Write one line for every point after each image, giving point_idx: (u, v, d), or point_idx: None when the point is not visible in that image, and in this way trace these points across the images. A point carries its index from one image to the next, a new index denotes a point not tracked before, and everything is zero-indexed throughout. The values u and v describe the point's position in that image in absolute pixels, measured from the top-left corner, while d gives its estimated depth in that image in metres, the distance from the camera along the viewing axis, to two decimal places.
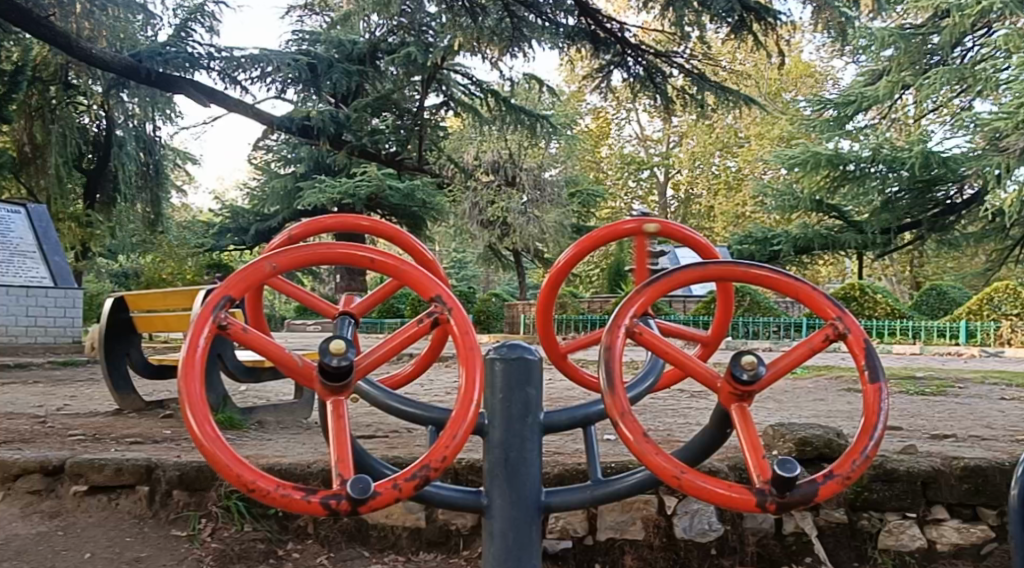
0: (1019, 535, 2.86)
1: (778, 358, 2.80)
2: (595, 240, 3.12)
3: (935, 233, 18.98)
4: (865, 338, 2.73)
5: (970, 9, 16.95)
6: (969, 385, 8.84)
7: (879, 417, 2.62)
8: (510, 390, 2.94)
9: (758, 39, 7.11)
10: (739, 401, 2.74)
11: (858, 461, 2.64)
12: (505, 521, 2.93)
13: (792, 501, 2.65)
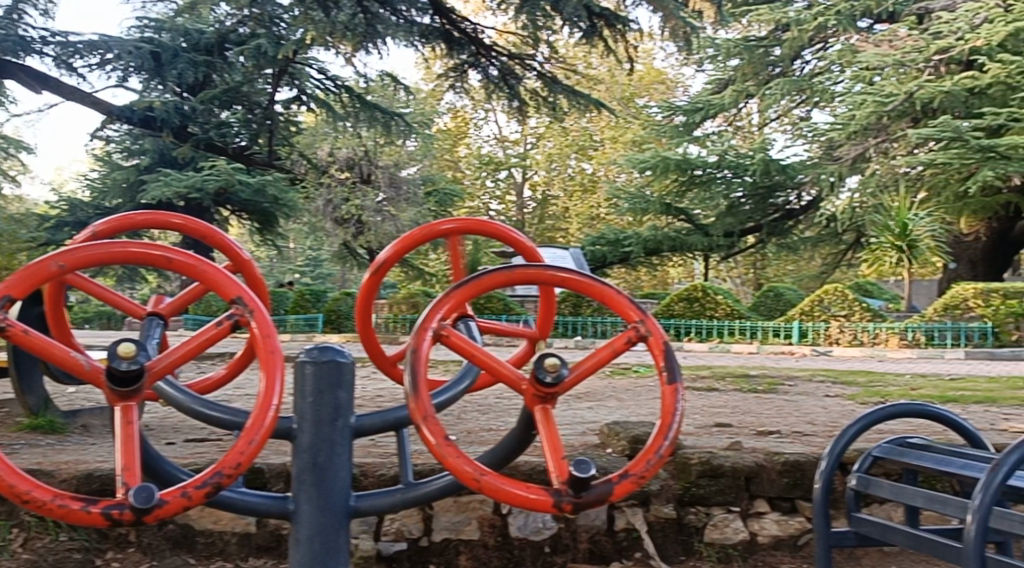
0: (821, 527, 2.98)
1: (582, 361, 2.81)
2: (414, 237, 3.08)
3: (775, 237, 20.15)
4: (665, 341, 2.74)
5: (808, 24, 17.97)
6: (798, 383, 9.26)
7: (673, 417, 2.64)
8: (319, 393, 2.88)
9: (608, 46, 7.35)
10: (542, 403, 2.73)
11: (651, 461, 2.66)
12: (312, 526, 2.88)
13: (588, 501, 2.64)
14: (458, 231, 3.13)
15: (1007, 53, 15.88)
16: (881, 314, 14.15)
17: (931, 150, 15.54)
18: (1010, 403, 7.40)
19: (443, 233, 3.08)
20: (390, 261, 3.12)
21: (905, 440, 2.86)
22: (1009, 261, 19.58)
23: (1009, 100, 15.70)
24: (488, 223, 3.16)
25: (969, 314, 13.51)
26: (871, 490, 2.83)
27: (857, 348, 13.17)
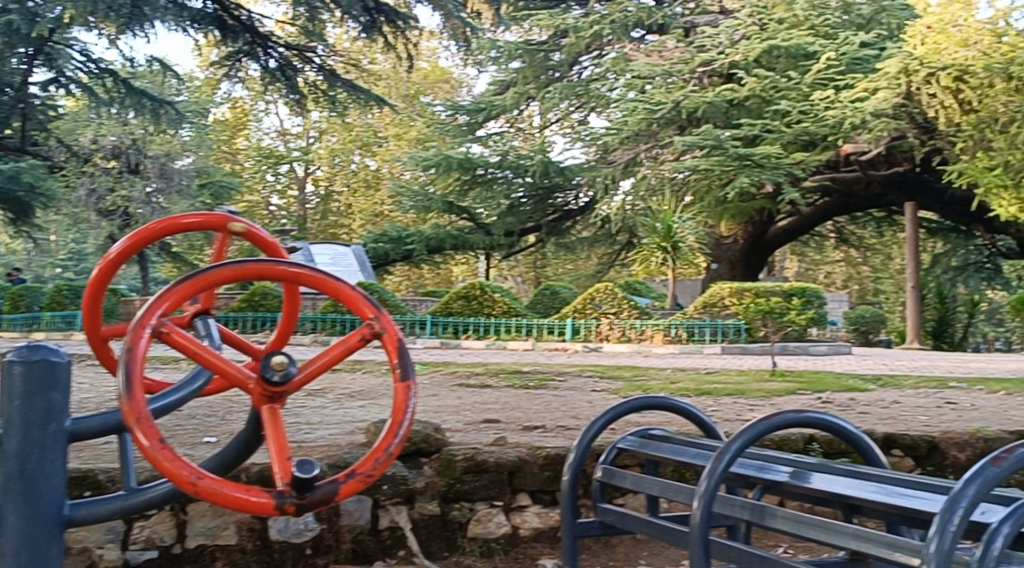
0: (568, 518, 3.06)
1: (315, 360, 2.68)
2: (149, 231, 2.92)
3: (553, 237, 20.79)
4: (399, 337, 2.61)
5: (585, 32, 18.61)
6: (568, 379, 9.54)
7: (403, 416, 2.54)
8: (28, 396, 2.59)
9: (388, 42, 7.30)
10: (269, 403, 2.59)
11: (380, 459, 2.55)
12: (17, 539, 2.60)
13: (313, 502, 2.51)
14: (199, 226, 2.98)
15: (762, 68, 17.05)
16: (646, 312, 14.78)
17: (694, 157, 16.35)
18: (758, 395, 7.93)
19: (180, 227, 2.94)
20: (123, 255, 2.96)
21: (647, 433, 3.00)
22: (763, 263, 20.97)
23: (763, 112, 16.79)
24: (232, 219, 3.04)
25: (724, 312, 14.33)
26: (615, 480, 2.92)
27: (624, 345, 13.77)
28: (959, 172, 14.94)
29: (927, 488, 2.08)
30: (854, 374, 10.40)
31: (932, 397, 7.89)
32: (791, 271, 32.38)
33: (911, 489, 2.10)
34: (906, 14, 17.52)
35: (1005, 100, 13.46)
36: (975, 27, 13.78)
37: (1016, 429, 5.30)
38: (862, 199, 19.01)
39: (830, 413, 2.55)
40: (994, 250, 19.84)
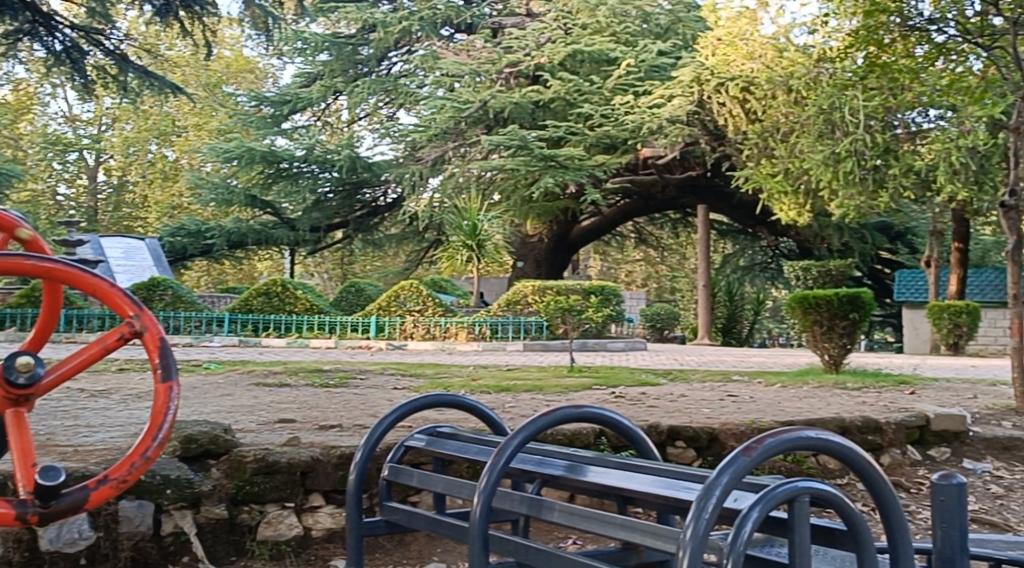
0: (354, 518, 3.03)
1: (67, 360, 2.54)
2: None
3: (360, 233, 20.59)
4: (162, 335, 2.50)
5: (394, 28, 18.55)
6: (368, 376, 9.48)
7: (161, 419, 2.43)
8: None
9: (184, 28, 7.02)
10: (15, 407, 2.46)
11: (136, 464, 2.43)
12: None
13: (57, 512, 2.38)
14: None
15: (566, 72, 17.48)
16: (450, 309, 14.83)
17: (501, 157, 16.56)
18: (555, 390, 8.11)
19: None
20: None
21: (435, 431, 3.01)
22: (566, 262, 21.46)
23: (568, 114, 17.25)
24: None
25: (528, 309, 14.63)
26: (402, 478, 2.92)
27: (429, 343, 13.83)
28: (746, 177, 15.76)
29: (690, 482, 2.18)
30: (647, 368, 10.81)
31: (717, 390, 8.31)
32: (593, 269, 33.25)
33: (674, 481, 2.20)
34: (699, 26, 18.40)
35: (786, 112, 14.34)
36: (759, 42, 14.57)
37: (789, 419, 5.67)
38: (658, 201, 19.79)
39: (604, 407, 2.65)
40: (777, 252, 21.09)
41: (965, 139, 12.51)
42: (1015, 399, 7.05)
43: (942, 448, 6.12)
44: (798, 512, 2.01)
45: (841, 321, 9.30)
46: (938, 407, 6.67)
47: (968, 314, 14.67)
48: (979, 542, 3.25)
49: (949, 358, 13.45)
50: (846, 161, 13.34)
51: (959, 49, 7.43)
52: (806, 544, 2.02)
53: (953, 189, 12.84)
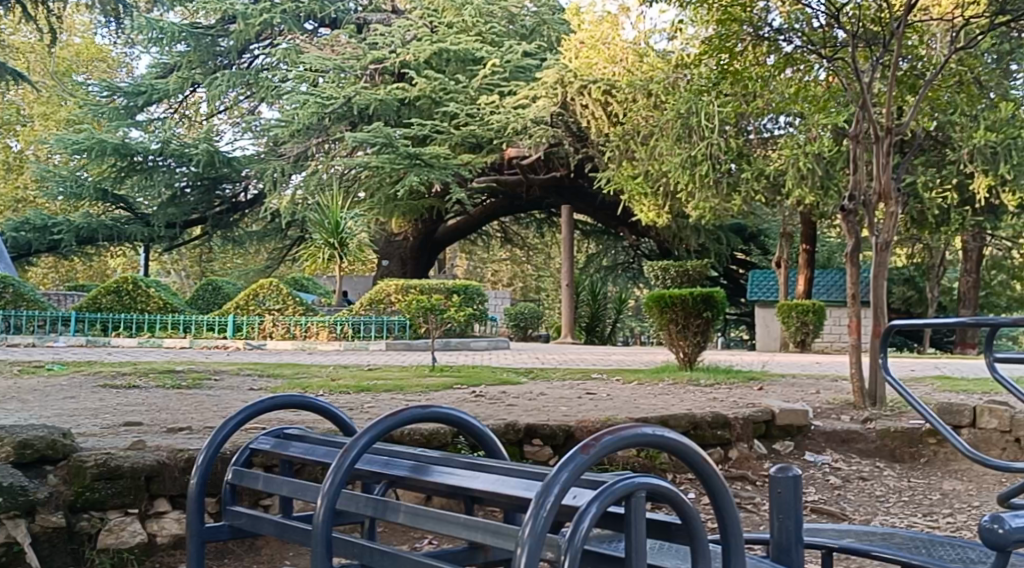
0: (195, 523, 2.94)
1: None
2: None
3: (219, 230, 20.13)
4: None
5: (255, 19, 18.13)
6: (224, 377, 9.24)
7: None
8: None
9: (28, 13, 6.69)
10: None
11: None
12: None
13: None
14: None
15: (431, 70, 17.45)
16: (310, 308, 14.58)
17: (365, 153, 16.39)
18: (415, 390, 8.08)
19: None
20: None
21: (283, 432, 2.96)
22: (431, 261, 21.40)
23: (433, 114, 17.19)
24: None
25: (391, 309, 14.48)
26: (246, 481, 2.85)
27: (289, 343, 13.59)
28: (608, 178, 16.02)
29: (531, 480, 2.20)
30: (507, 367, 10.89)
31: (577, 388, 8.42)
32: (459, 268, 33.18)
33: (515, 480, 2.22)
34: (564, 28, 18.70)
35: (645, 115, 14.61)
36: (621, 46, 14.93)
37: (641, 416, 5.80)
38: (523, 201, 19.95)
39: (452, 407, 2.65)
40: (638, 252, 21.55)
41: (811, 145, 13.03)
42: (854, 394, 7.40)
43: (786, 442, 6.37)
44: (635, 508, 2.06)
45: (695, 320, 9.56)
46: (783, 402, 6.94)
47: (814, 313, 15.33)
48: (812, 531, 3.40)
49: (797, 356, 14.03)
50: (702, 164, 13.75)
51: (804, 59, 7.76)
52: (640, 538, 2.07)
53: (801, 193, 13.38)
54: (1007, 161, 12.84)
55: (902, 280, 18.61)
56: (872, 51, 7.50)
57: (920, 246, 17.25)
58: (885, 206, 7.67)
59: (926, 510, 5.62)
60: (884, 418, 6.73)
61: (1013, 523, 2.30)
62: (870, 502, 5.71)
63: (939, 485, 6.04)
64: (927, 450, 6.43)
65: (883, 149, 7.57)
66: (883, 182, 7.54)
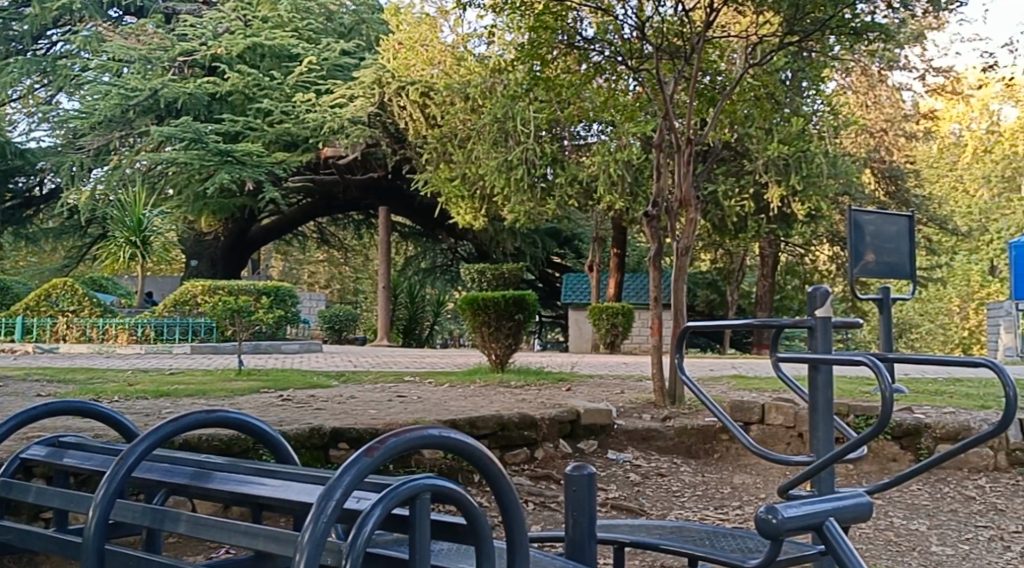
0: None
1: None
2: None
3: (11, 226, 18.91)
4: None
5: (53, 4, 17.12)
6: (10, 382, 8.66)
7: None
8: None
9: None
10: None
11: None
12: None
13: None
14: None
15: (245, 65, 16.95)
16: (109, 309, 13.90)
17: (172, 149, 15.77)
18: (219, 394, 7.80)
19: None
20: None
21: (58, 441, 2.80)
22: (243, 261, 20.78)
23: (246, 110, 16.71)
24: None
25: (196, 310, 13.89)
26: (15, 494, 2.68)
27: (84, 345, 12.93)
28: (424, 180, 15.99)
29: (315, 485, 2.16)
30: (317, 370, 10.68)
31: (388, 391, 8.35)
32: (274, 269, 32.25)
33: (299, 486, 2.19)
34: (383, 28, 18.61)
35: (462, 119, 14.69)
36: (439, 49, 14.95)
37: (449, 418, 5.81)
38: (340, 202, 19.67)
39: (235, 412, 2.59)
40: (456, 254, 21.60)
41: (621, 153, 13.46)
42: (655, 394, 7.66)
43: (590, 441, 6.53)
44: (419, 510, 2.06)
45: (507, 322, 9.67)
46: (588, 402, 7.11)
47: (623, 315, 15.81)
48: (603, 527, 3.48)
49: (605, 357, 14.41)
50: (517, 169, 13.95)
51: (613, 69, 7.96)
52: (425, 539, 2.08)
53: (611, 199, 13.74)
54: (797, 172, 13.69)
55: (705, 284, 19.46)
56: (674, 65, 7.76)
57: (721, 251, 18.06)
58: (686, 213, 7.97)
59: (717, 503, 5.89)
60: (682, 416, 6.99)
61: (786, 513, 2.42)
62: (667, 497, 5.93)
63: (730, 479, 6.34)
64: (720, 446, 6.74)
65: (684, 158, 7.87)
66: (684, 190, 7.84)
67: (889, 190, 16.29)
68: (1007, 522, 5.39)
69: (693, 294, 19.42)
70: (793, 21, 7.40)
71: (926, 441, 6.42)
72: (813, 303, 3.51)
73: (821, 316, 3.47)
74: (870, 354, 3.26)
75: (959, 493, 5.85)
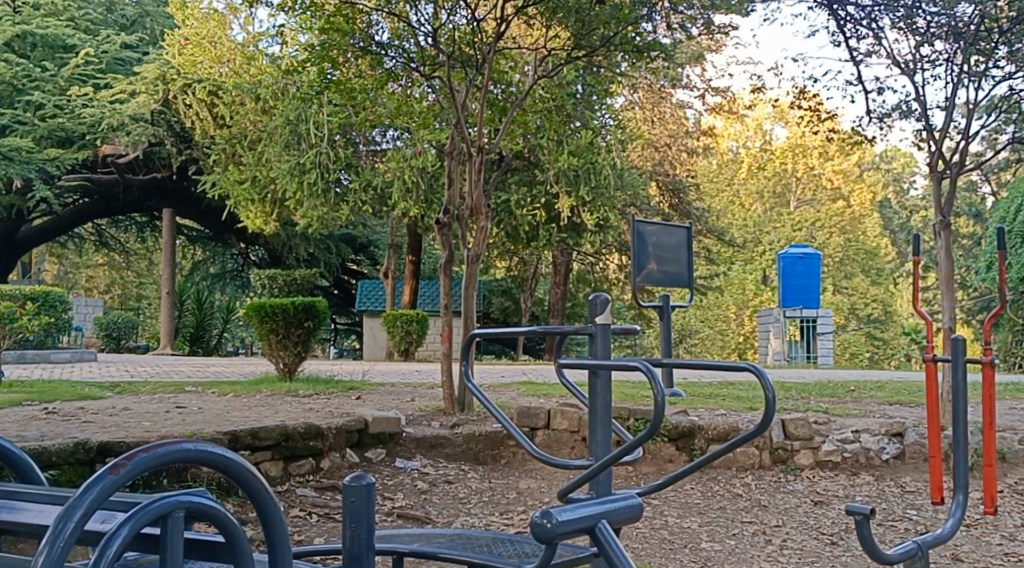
0: None
1: None
2: None
3: None
4: None
5: None
6: None
7: None
8: None
9: None
10: None
11: None
12: None
13: None
14: None
15: (14, 53, 15.83)
16: None
17: None
18: None
19: None
20: None
21: None
22: (11, 263, 19.36)
23: (13, 102, 15.60)
24: None
25: None
26: None
27: None
28: (211, 182, 15.46)
29: (58, 505, 2.05)
30: (91, 381, 10.07)
31: (166, 402, 7.98)
32: (48, 274, 30.20)
33: (41, 509, 2.05)
34: (168, 23, 17.90)
35: (253, 120, 14.30)
36: (228, 47, 14.55)
37: (229, 429, 5.60)
38: (120, 202, 18.72)
39: None
40: (247, 259, 20.94)
41: (417, 160, 13.43)
42: (444, 400, 7.67)
43: (378, 449, 6.46)
44: (171, 528, 1.99)
45: (296, 329, 9.45)
46: (375, 410, 7.03)
47: (417, 322, 15.79)
48: (384, 537, 3.43)
49: (397, 365, 14.35)
50: (310, 173, 13.67)
51: (407, 73, 7.90)
52: (176, 558, 2.00)
53: (405, 206, 13.69)
54: (586, 183, 14.11)
55: (499, 292, 19.74)
56: (465, 74, 7.77)
57: (515, 259, 18.34)
58: (477, 220, 8.02)
59: (503, 509, 5.94)
60: (470, 422, 7.03)
61: (559, 517, 2.46)
62: (453, 504, 5.94)
63: (515, 484, 6.42)
64: (507, 452, 6.80)
65: (476, 165, 7.93)
66: (475, 198, 7.88)
67: (672, 202, 16.91)
68: (769, 517, 5.71)
69: (487, 301, 19.65)
70: (580, 36, 7.53)
71: (698, 441, 6.73)
72: (594, 310, 3.59)
73: (600, 323, 3.56)
74: (645, 360, 3.35)
75: (728, 490, 6.16)
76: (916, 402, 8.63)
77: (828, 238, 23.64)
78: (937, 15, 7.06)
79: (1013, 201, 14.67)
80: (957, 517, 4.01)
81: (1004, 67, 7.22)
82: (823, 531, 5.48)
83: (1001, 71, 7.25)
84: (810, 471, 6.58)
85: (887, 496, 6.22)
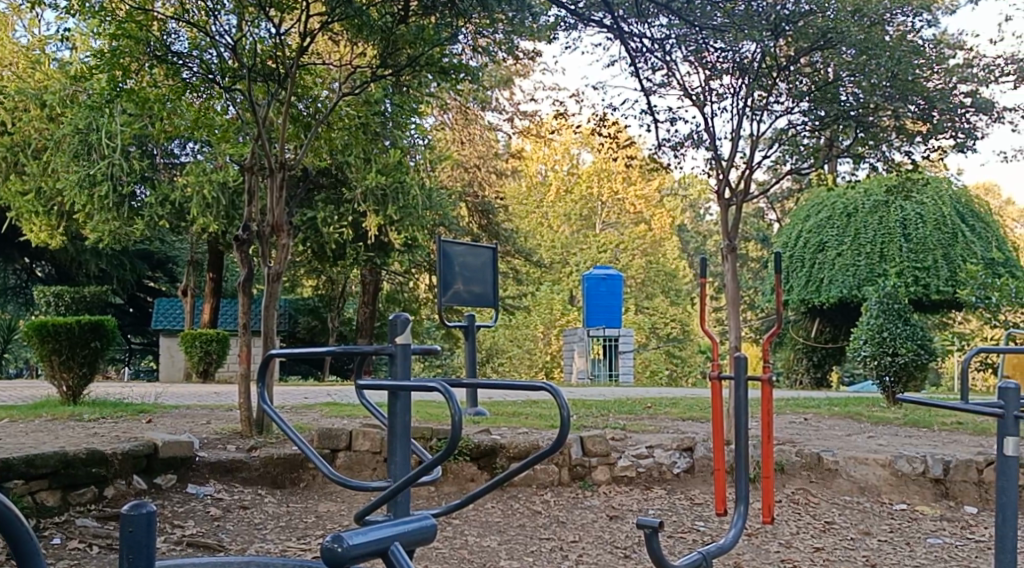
0: None
1: None
2: None
3: None
4: None
5: None
6: None
7: None
8: None
9: None
10: None
11: None
12: None
13: None
14: None
15: None
16: None
17: None
18: None
19: None
20: None
21: None
22: None
23: None
24: None
25: None
26: None
27: None
28: None
29: None
30: None
31: None
32: None
33: None
34: None
35: (38, 127, 13.49)
36: (11, 49, 13.71)
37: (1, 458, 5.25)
38: None
39: None
40: (31, 275, 19.66)
41: (216, 174, 13.02)
42: (242, 423, 7.41)
43: (169, 475, 6.17)
44: None
45: (82, 350, 8.94)
46: (167, 434, 6.72)
47: (217, 342, 15.27)
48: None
49: (195, 386, 13.82)
50: (101, 185, 13.01)
51: (206, 86, 7.59)
52: None
53: (204, 221, 13.20)
54: (393, 203, 14.05)
55: (306, 311, 19.36)
56: (268, 88, 7.57)
57: (323, 279, 18.04)
58: (279, 237, 7.79)
59: (300, 533, 5.79)
60: (268, 446, 6.80)
61: (351, 540, 2.42)
62: (247, 530, 5.74)
63: (314, 507, 6.27)
64: (306, 475, 6.63)
65: (277, 182, 7.74)
66: (277, 215, 7.67)
67: (482, 223, 17.08)
68: (567, 533, 5.81)
69: (294, 320, 19.22)
70: (387, 55, 7.52)
71: (500, 460, 6.78)
72: (394, 330, 3.53)
73: (400, 343, 3.51)
74: (444, 380, 3.33)
75: (527, 508, 6.23)
76: (707, 418, 9.01)
77: (631, 260, 24.55)
78: (724, 51, 7.39)
79: (795, 227, 15.75)
80: (738, 527, 4.20)
81: (784, 103, 7.73)
82: (617, 545, 5.62)
83: (782, 107, 7.76)
84: (607, 487, 6.74)
85: (678, 509, 6.45)
